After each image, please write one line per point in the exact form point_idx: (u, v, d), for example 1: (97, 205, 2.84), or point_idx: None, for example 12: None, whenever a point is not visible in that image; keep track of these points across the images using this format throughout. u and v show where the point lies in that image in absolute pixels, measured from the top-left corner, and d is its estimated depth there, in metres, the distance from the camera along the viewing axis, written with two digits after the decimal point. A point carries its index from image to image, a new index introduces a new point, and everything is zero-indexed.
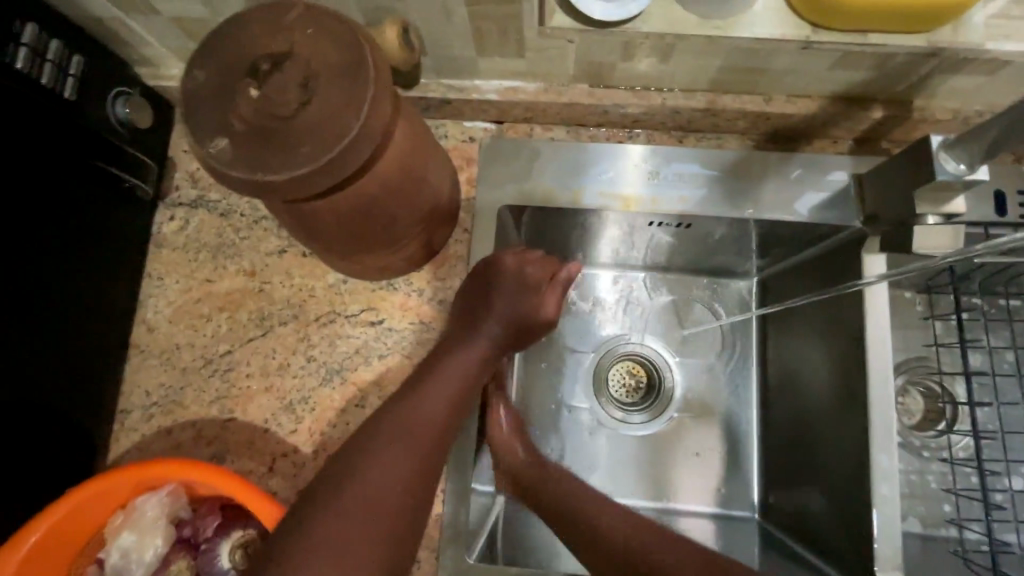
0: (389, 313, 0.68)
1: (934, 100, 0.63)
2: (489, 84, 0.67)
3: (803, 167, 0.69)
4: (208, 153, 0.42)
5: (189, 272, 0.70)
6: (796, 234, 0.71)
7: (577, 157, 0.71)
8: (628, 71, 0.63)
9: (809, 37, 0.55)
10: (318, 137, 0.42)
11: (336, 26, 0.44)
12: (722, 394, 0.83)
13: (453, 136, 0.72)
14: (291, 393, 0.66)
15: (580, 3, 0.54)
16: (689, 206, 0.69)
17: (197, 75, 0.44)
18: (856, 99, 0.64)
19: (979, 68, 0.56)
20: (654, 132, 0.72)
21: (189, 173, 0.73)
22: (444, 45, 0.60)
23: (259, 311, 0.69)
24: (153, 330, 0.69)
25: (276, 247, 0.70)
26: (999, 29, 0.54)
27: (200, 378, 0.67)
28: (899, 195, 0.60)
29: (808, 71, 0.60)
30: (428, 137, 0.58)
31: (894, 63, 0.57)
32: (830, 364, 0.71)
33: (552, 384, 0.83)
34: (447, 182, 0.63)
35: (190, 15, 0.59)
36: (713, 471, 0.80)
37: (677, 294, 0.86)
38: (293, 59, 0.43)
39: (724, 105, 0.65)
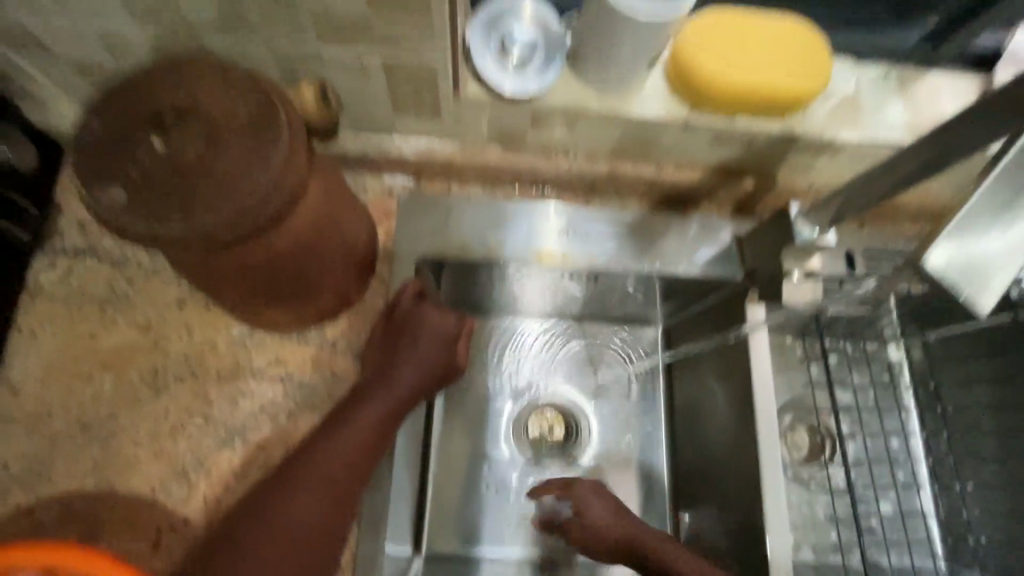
0: (299, 367, 0.65)
1: (794, 175, 0.73)
2: (407, 143, 0.70)
3: (695, 230, 0.76)
4: (102, 202, 0.40)
5: (69, 327, 0.64)
6: (689, 287, 0.78)
7: (493, 214, 0.74)
8: (538, 137, 0.68)
9: (688, 118, 0.63)
10: (223, 190, 0.41)
11: (250, 83, 0.44)
12: (636, 438, 0.86)
13: (372, 189, 0.74)
14: (184, 459, 0.61)
15: (491, 76, 0.59)
16: (598, 261, 0.74)
17: (94, 123, 0.42)
18: (732, 171, 0.73)
19: (825, 151, 0.67)
20: (564, 192, 0.77)
21: (77, 218, 0.68)
22: (364, 108, 0.63)
23: (152, 368, 0.63)
24: (18, 394, 0.61)
25: (176, 299, 0.66)
26: (836, 120, 0.65)
27: (73, 446, 0.60)
28: (769, 254, 0.68)
29: (692, 146, 0.68)
30: (345, 188, 0.59)
31: (760, 144, 0.67)
32: (728, 405, 0.77)
33: (473, 435, 0.84)
34: (364, 234, 0.63)
35: (92, 62, 0.57)
36: (632, 514, 0.83)
37: (591, 343, 0.90)
38: (200, 112, 0.43)
39: (624, 172, 0.73)
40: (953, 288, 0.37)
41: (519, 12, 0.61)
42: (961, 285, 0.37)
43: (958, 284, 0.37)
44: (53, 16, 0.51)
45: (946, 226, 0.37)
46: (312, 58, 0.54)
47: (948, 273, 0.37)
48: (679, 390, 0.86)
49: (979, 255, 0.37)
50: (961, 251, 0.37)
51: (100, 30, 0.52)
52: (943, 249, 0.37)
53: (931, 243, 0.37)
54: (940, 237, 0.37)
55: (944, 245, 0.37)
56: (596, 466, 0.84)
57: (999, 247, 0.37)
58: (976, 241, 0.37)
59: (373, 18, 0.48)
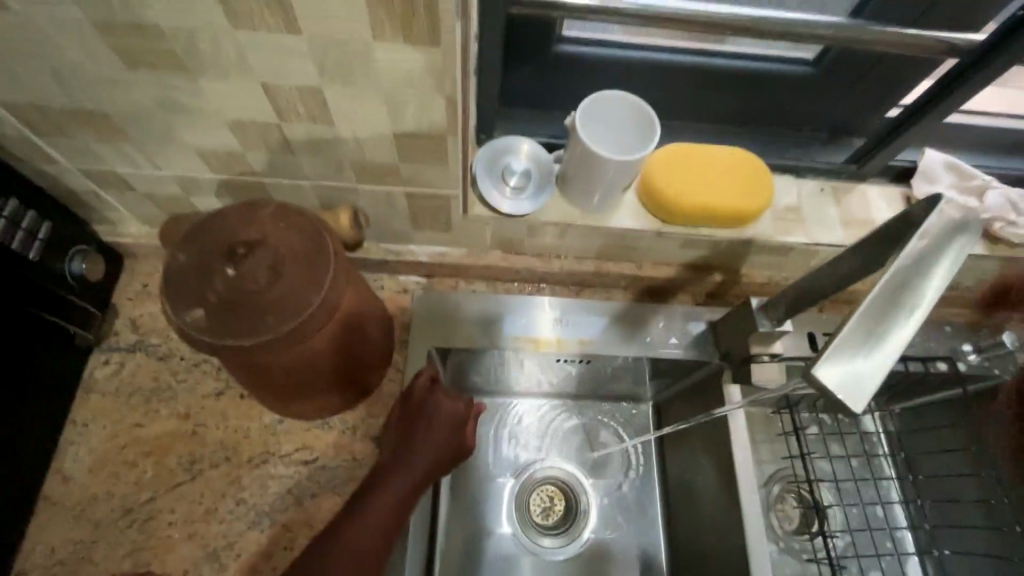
0: (323, 451, 0.72)
1: (755, 270, 0.85)
2: (421, 249, 0.81)
3: (674, 316, 0.86)
4: (185, 322, 0.50)
5: (118, 417, 0.71)
6: (672, 368, 0.87)
7: (495, 307, 0.84)
8: (533, 244, 0.80)
9: (660, 228, 0.75)
10: (283, 310, 0.51)
11: (304, 222, 0.55)
12: (632, 511, 0.92)
13: (389, 287, 0.84)
14: (215, 540, 0.66)
15: (493, 198, 0.72)
16: (589, 346, 0.84)
17: (180, 257, 0.53)
18: (700, 267, 0.85)
19: (778, 252, 0.79)
20: (558, 287, 0.88)
21: (130, 318, 0.77)
22: (387, 224, 0.74)
23: (190, 454, 0.70)
24: (69, 481, 0.68)
25: (214, 389, 0.74)
26: (785, 227, 0.78)
27: (115, 530, 0.66)
28: (738, 339, 0.77)
29: (665, 249, 0.80)
30: (370, 293, 0.69)
31: (721, 247, 0.78)
32: (714, 478, 0.83)
33: (479, 511, 0.89)
34: (383, 329, 0.72)
35: (163, 193, 0.69)
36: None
37: (586, 419, 0.97)
38: (265, 246, 0.53)
39: (608, 270, 0.84)
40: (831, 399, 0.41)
41: (515, 147, 0.75)
42: (840, 399, 0.41)
43: (837, 397, 0.41)
44: (142, 164, 0.63)
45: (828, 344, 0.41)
46: (348, 191, 0.66)
47: (832, 386, 0.40)
48: (670, 463, 0.92)
49: (854, 374, 0.41)
50: (839, 371, 0.41)
51: (177, 173, 0.64)
52: (829, 364, 0.41)
53: (818, 357, 0.41)
54: (825, 353, 0.41)
55: (824, 362, 0.41)
56: (598, 539, 0.90)
57: (871, 367, 0.41)
58: (851, 360, 0.41)
59: (401, 164, 0.61)
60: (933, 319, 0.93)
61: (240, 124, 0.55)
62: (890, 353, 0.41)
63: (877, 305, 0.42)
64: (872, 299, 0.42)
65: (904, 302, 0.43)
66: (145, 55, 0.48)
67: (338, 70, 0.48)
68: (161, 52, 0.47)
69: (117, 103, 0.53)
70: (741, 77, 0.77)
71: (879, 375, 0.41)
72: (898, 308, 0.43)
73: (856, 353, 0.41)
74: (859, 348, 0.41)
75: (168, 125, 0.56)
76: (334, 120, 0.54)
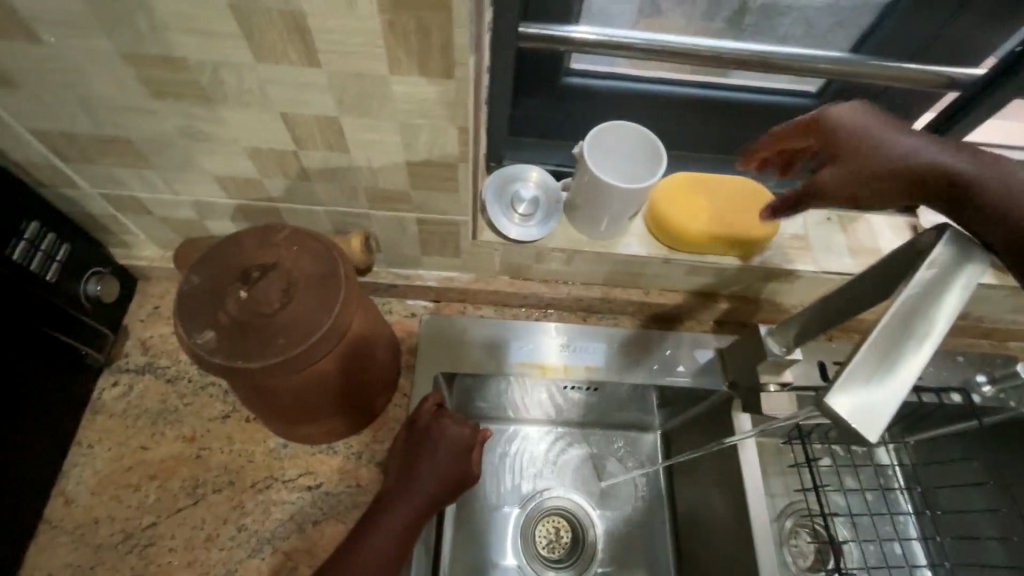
0: (327, 476, 0.72)
1: (762, 297, 0.85)
2: (430, 274, 0.82)
3: (681, 343, 0.86)
4: (196, 343, 0.51)
5: (123, 439, 0.71)
6: (680, 396, 0.86)
7: (502, 332, 0.84)
8: (541, 269, 0.81)
9: (667, 255, 0.76)
10: (294, 332, 0.52)
11: (317, 246, 0.56)
12: (640, 544, 0.90)
13: (397, 312, 0.85)
14: (216, 567, 0.65)
15: (502, 224, 0.73)
16: (596, 373, 0.83)
17: (193, 279, 0.54)
18: (708, 294, 0.85)
19: (785, 279, 0.79)
20: (565, 312, 0.88)
21: (141, 340, 0.78)
22: (397, 248, 0.75)
23: (194, 478, 0.70)
24: (71, 504, 0.67)
25: (220, 412, 0.74)
26: (792, 255, 0.78)
27: (115, 555, 0.65)
28: (746, 367, 0.77)
29: (672, 276, 0.80)
30: (378, 317, 0.69)
31: (729, 274, 0.79)
32: (725, 510, 0.81)
33: (483, 542, 0.87)
34: (390, 354, 0.73)
35: (180, 217, 0.70)
36: None
37: (593, 447, 0.95)
38: (278, 269, 0.54)
39: (616, 296, 0.84)
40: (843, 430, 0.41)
41: (524, 175, 0.76)
42: (852, 430, 0.41)
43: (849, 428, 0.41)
44: (161, 189, 0.65)
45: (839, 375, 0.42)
46: (359, 216, 0.67)
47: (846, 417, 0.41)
48: (679, 494, 0.90)
49: (870, 402, 0.41)
50: (850, 402, 0.41)
51: (195, 197, 0.66)
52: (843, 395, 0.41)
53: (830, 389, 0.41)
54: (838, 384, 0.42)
55: (834, 393, 0.41)
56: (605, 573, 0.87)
57: (884, 397, 0.41)
58: (863, 391, 0.41)
59: (412, 191, 0.62)
60: (945, 349, 0.92)
61: (258, 152, 0.57)
62: (902, 384, 0.41)
63: (887, 335, 0.42)
64: (882, 330, 0.42)
65: (915, 331, 0.42)
66: (171, 86, 0.50)
67: (355, 100, 0.50)
68: (186, 82, 0.49)
69: (141, 130, 0.55)
70: (745, 108, 0.78)
71: (891, 405, 0.41)
72: (910, 336, 0.42)
73: (868, 385, 0.41)
74: (871, 379, 0.41)
75: (188, 152, 0.58)
76: (349, 148, 0.56)
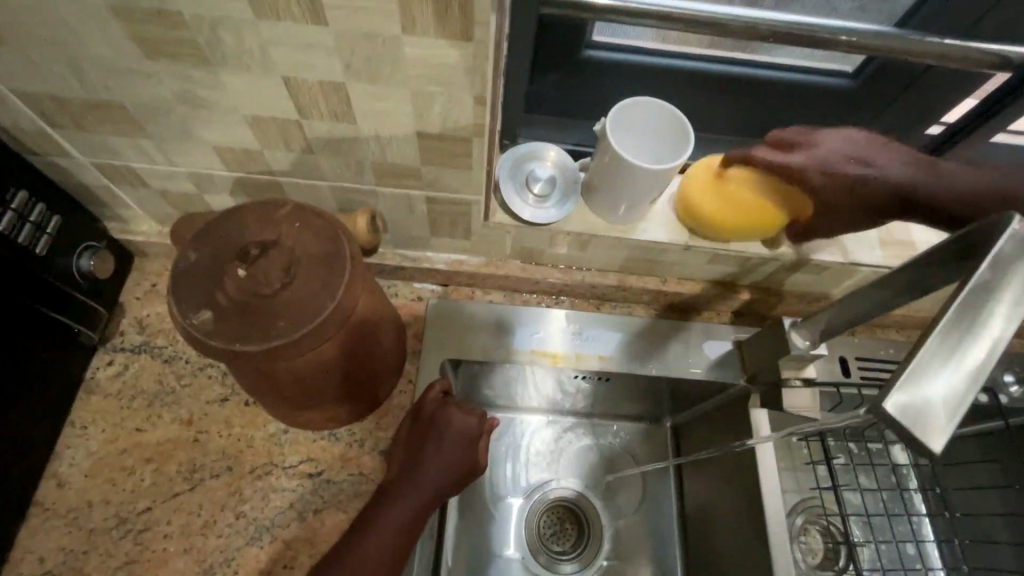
0: (328, 464, 0.69)
1: (785, 289, 0.81)
2: (438, 256, 0.79)
3: (697, 334, 0.83)
4: (191, 323, 0.48)
5: (118, 420, 0.69)
6: (695, 389, 0.83)
7: (511, 319, 0.81)
8: (554, 254, 0.77)
9: (688, 242, 0.72)
10: (295, 315, 0.49)
11: (320, 223, 0.52)
12: (647, 538, 0.87)
13: (403, 295, 0.82)
14: (212, 554, 0.63)
15: (515, 206, 0.69)
16: (608, 363, 0.80)
17: (189, 256, 0.51)
18: (727, 284, 0.81)
19: (810, 270, 0.75)
20: (577, 299, 0.84)
21: (137, 318, 0.75)
22: (404, 228, 0.71)
23: (191, 462, 0.67)
24: (64, 486, 0.65)
25: (218, 395, 0.71)
26: (820, 244, 0.74)
27: (109, 540, 0.63)
28: (768, 361, 0.73)
29: (692, 264, 0.76)
30: (384, 300, 0.65)
31: (752, 263, 0.75)
32: (737, 507, 0.78)
33: (487, 533, 0.85)
34: (396, 339, 0.69)
35: (177, 190, 0.67)
36: None
37: (601, 439, 0.92)
38: (279, 247, 0.51)
39: (631, 284, 0.80)
40: (902, 435, 0.37)
41: (540, 153, 0.72)
42: (912, 435, 0.37)
43: (908, 432, 0.37)
44: (157, 159, 0.61)
45: (896, 374, 0.38)
46: (366, 192, 0.63)
47: (905, 419, 0.36)
48: (689, 489, 0.88)
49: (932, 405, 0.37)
50: (909, 402, 0.37)
51: (193, 169, 0.62)
52: (900, 395, 0.37)
53: (885, 388, 0.37)
54: (893, 384, 0.38)
55: (891, 392, 0.37)
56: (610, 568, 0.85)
57: (947, 397, 0.37)
58: (923, 391, 0.37)
59: (422, 167, 0.58)
60: None
61: (259, 120, 0.53)
62: (965, 385, 0.37)
63: (947, 332, 0.39)
64: (941, 324, 0.39)
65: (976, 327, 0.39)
66: (164, 45, 0.46)
67: (363, 64, 0.46)
68: (180, 41, 0.45)
69: (134, 94, 0.51)
70: (775, 88, 0.74)
71: (956, 407, 0.37)
72: (971, 333, 0.39)
73: (928, 384, 0.37)
74: (931, 378, 0.37)
75: (184, 120, 0.54)
76: (356, 118, 0.52)
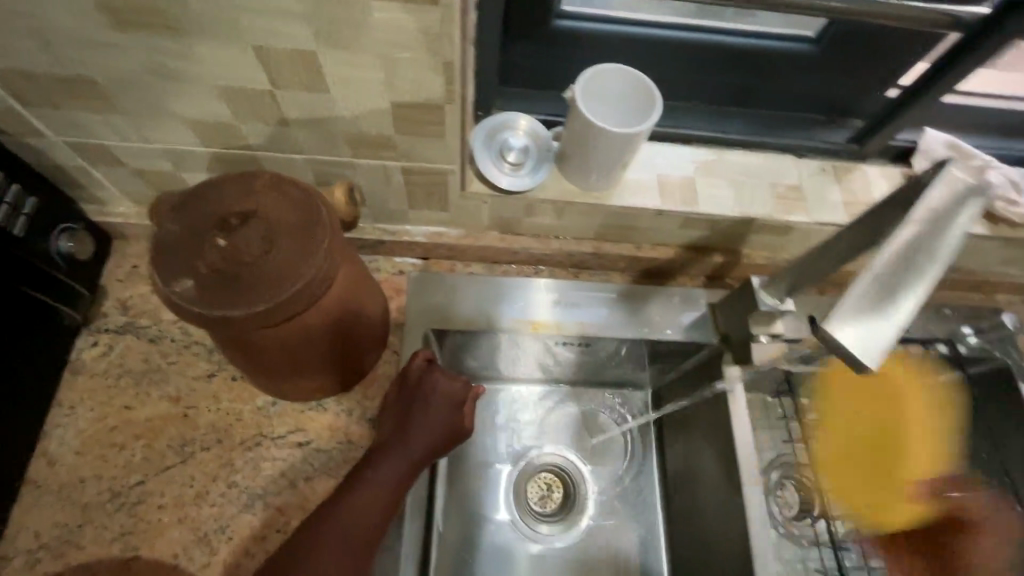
0: (318, 433, 0.71)
1: (755, 251, 0.84)
2: (417, 230, 0.80)
3: (675, 297, 0.85)
4: (173, 292, 0.49)
5: (106, 399, 0.70)
6: (672, 351, 0.86)
7: (493, 290, 0.83)
8: (531, 223, 0.79)
9: (660, 207, 0.74)
10: (277, 280, 0.50)
11: (298, 192, 0.53)
12: (630, 497, 0.91)
13: (385, 269, 0.83)
14: (206, 523, 0.65)
15: (491, 175, 0.70)
16: (589, 327, 0.83)
17: (169, 227, 0.52)
18: (700, 249, 0.84)
19: (778, 231, 0.78)
20: (556, 269, 0.87)
21: (120, 300, 0.75)
22: (383, 201, 0.73)
23: (181, 436, 0.69)
24: (55, 464, 0.66)
25: (205, 371, 0.72)
26: (785, 206, 0.77)
27: (103, 514, 0.64)
28: (739, 319, 0.76)
29: (665, 228, 0.79)
30: (366, 271, 0.67)
31: (722, 226, 0.77)
32: (713, 460, 0.81)
33: (475, 498, 0.88)
34: (380, 309, 0.71)
35: (154, 169, 0.67)
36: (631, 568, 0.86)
37: (585, 406, 0.95)
38: (258, 216, 0.52)
39: (607, 251, 0.83)
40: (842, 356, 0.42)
41: (512, 123, 0.74)
42: (847, 354, 0.42)
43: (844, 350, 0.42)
44: (131, 136, 0.61)
45: (840, 302, 0.42)
46: (342, 164, 0.64)
47: (843, 340, 0.41)
48: (670, 448, 0.91)
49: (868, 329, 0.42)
50: (850, 327, 0.41)
51: (168, 145, 0.62)
52: (841, 320, 0.42)
53: (830, 314, 0.42)
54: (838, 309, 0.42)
55: (836, 322, 0.42)
56: (595, 525, 0.89)
57: (886, 327, 0.42)
58: (862, 317, 0.42)
59: (397, 136, 0.59)
60: (934, 301, 0.92)
61: (231, 92, 0.54)
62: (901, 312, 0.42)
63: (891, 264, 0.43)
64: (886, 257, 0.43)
65: (924, 265, 0.42)
66: (132, 14, 0.46)
67: (332, 30, 0.47)
68: (147, 10, 0.46)
69: (105, 68, 0.52)
70: (741, 54, 0.76)
71: (890, 330, 0.41)
72: (917, 270, 0.42)
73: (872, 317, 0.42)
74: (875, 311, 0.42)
75: (157, 93, 0.55)
76: (329, 87, 0.53)
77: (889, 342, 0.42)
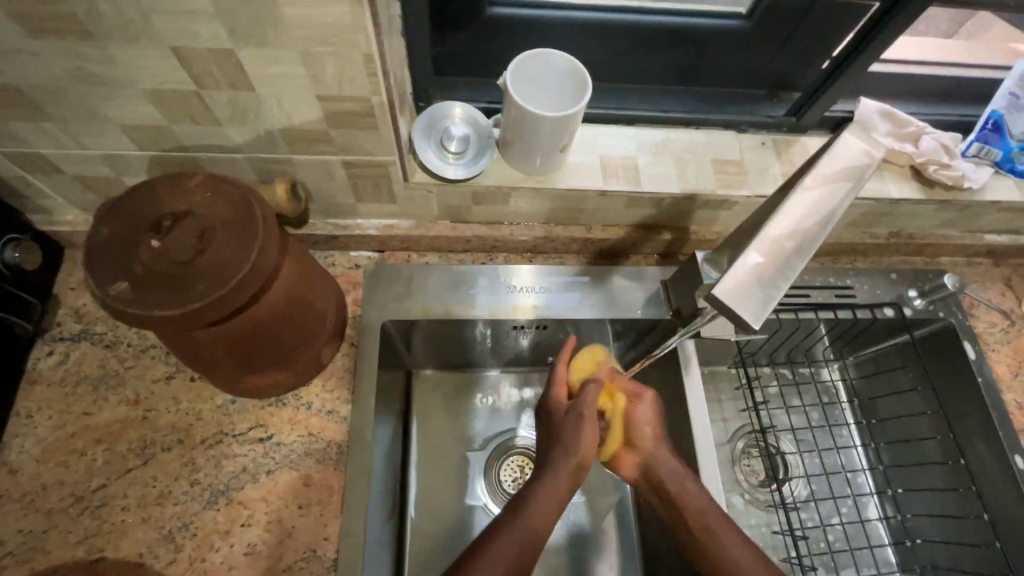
0: (278, 427, 0.72)
1: (703, 226, 0.86)
2: (369, 223, 0.81)
3: (630, 275, 0.85)
4: (107, 294, 0.49)
5: (65, 407, 0.70)
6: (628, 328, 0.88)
7: (451, 277, 0.83)
8: (480, 211, 0.80)
9: (602, 187, 0.76)
10: (211, 278, 0.51)
11: (231, 191, 0.54)
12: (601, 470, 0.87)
13: (340, 264, 0.84)
14: (170, 522, 0.66)
15: (433, 165, 0.71)
16: (543, 310, 0.82)
17: (103, 231, 0.52)
18: (650, 227, 0.86)
19: (721, 206, 0.80)
20: (510, 255, 0.87)
21: (74, 308, 0.75)
22: (330, 196, 0.73)
23: (141, 439, 0.69)
24: (16, 473, 0.67)
25: (163, 373, 0.73)
26: (726, 180, 0.78)
27: (66, 518, 0.65)
28: (686, 293, 0.78)
29: (611, 208, 0.80)
30: (315, 266, 0.68)
31: (666, 204, 0.79)
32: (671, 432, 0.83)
33: None
34: (333, 303, 0.72)
35: (95, 175, 0.67)
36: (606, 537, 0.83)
37: None
38: (191, 216, 0.53)
39: (558, 234, 0.84)
40: (725, 317, 0.49)
41: (450, 111, 0.74)
42: (732, 314, 0.49)
43: (729, 311, 0.48)
44: (66, 143, 0.61)
45: (729, 269, 0.49)
46: (282, 161, 0.65)
47: (728, 302, 0.48)
48: None
49: (751, 293, 0.48)
50: (734, 292, 0.48)
51: (105, 151, 0.63)
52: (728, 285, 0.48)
53: (719, 279, 0.48)
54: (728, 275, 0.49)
55: (724, 287, 0.48)
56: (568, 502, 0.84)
57: (764, 292, 0.48)
58: (745, 282, 0.48)
59: (330, 131, 0.60)
60: (883, 266, 0.94)
61: (158, 95, 0.54)
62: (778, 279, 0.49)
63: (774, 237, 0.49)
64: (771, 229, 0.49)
65: (802, 241, 0.49)
66: (45, 21, 0.46)
67: (247, 28, 0.47)
68: (58, 16, 0.46)
69: (28, 76, 0.52)
70: (675, 34, 0.77)
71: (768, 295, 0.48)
72: (796, 245, 0.49)
73: (756, 285, 0.48)
74: (760, 279, 0.48)
75: (85, 100, 0.55)
76: (254, 85, 0.53)
77: (767, 305, 0.48)
